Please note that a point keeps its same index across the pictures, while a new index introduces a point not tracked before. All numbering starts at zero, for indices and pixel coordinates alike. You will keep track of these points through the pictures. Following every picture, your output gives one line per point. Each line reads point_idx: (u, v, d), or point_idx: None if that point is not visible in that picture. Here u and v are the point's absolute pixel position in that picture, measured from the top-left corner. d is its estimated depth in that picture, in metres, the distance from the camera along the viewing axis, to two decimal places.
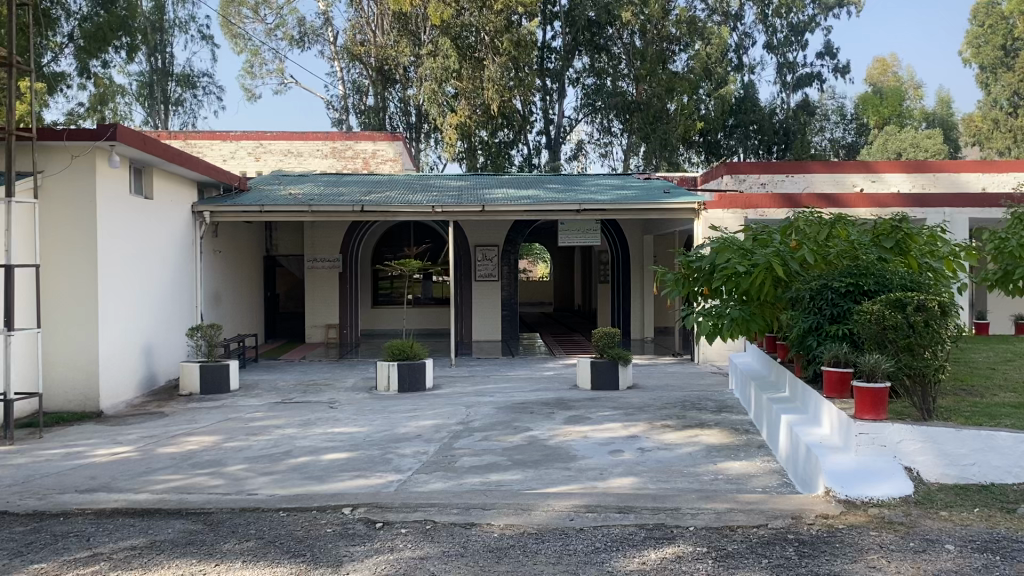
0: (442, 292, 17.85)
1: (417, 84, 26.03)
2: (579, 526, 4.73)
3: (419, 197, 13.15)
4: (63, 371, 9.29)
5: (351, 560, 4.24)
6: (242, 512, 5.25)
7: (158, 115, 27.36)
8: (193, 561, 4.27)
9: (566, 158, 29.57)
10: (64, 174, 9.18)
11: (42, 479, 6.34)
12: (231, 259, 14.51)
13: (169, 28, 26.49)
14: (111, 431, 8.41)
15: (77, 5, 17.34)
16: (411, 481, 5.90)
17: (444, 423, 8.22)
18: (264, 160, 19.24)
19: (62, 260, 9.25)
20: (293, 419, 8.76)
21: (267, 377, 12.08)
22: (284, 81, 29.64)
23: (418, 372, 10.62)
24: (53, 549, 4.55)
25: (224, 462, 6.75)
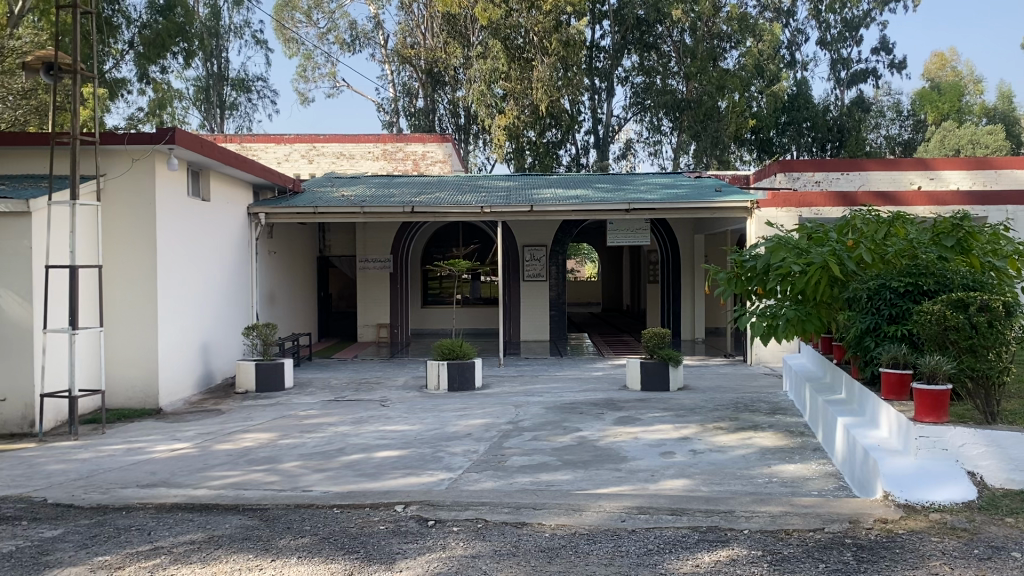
0: (491, 292, 17.90)
1: (467, 86, 26.16)
2: (632, 528, 4.71)
3: (468, 197, 13.19)
4: (125, 369, 9.55)
5: (404, 557, 4.28)
6: (297, 508, 5.33)
7: (214, 119, 27.90)
8: (250, 556, 4.34)
9: (614, 158, 29.42)
10: (125, 177, 9.44)
11: (105, 474, 6.52)
12: (285, 260, 14.75)
13: (225, 34, 27.00)
14: (171, 427, 8.62)
15: (137, 12, 17.79)
16: (462, 480, 5.92)
17: (494, 423, 8.24)
18: (317, 162, 19.58)
19: (123, 260, 9.51)
20: (345, 417, 8.87)
21: (319, 375, 12.24)
22: (336, 84, 30.01)
23: (468, 371, 10.66)
24: (116, 541, 4.67)
25: (279, 459, 6.87)
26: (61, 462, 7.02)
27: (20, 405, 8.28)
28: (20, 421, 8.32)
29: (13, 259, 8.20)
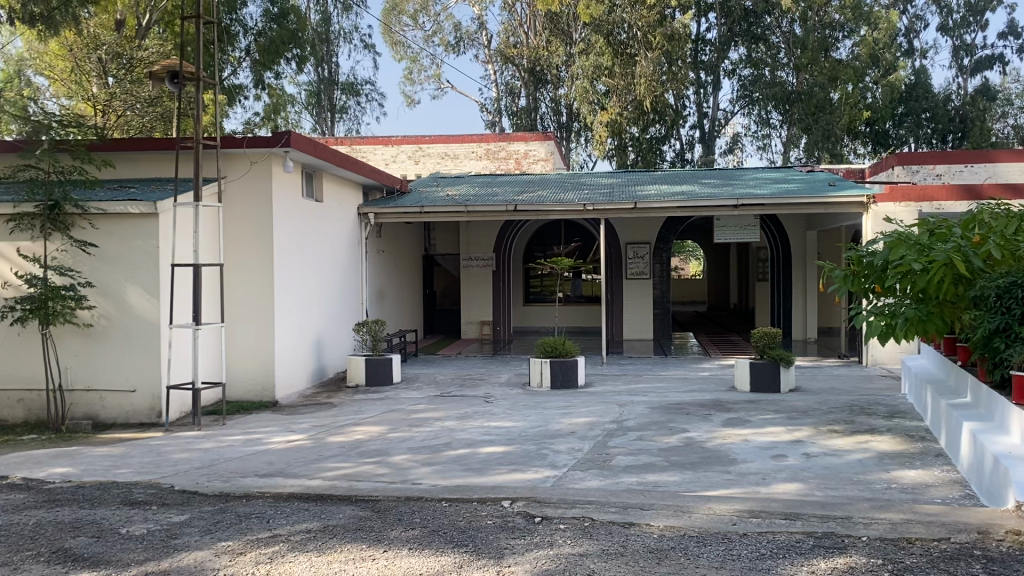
0: (593, 290, 17.80)
1: (569, 83, 26.12)
2: (743, 531, 4.59)
3: (570, 195, 13.17)
4: (244, 363, 9.98)
5: (512, 553, 4.31)
6: (407, 500, 5.45)
7: (325, 122, 28.82)
8: (363, 546, 4.46)
9: (721, 153, 28.81)
10: (244, 179, 9.86)
11: (227, 463, 6.83)
12: (392, 258, 15.08)
13: (335, 39, 27.79)
14: (286, 419, 8.95)
15: (254, 20, 18.52)
16: (568, 478, 5.91)
17: (598, 421, 8.20)
18: (422, 163, 19.93)
19: (243, 259, 9.94)
20: (451, 412, 9.00)
21: (426, 371, 12.47)
22: (441, 85, 30.47)
23: (571, 369, 10.65)
24: (238, 528, 4.88)
25: (388, 452, 7.03)
26: (186, 451, 7.39)
27: (147, 396, 8.77)
28: (148, 411, 8.80)
29: (143, 259, 8.69)
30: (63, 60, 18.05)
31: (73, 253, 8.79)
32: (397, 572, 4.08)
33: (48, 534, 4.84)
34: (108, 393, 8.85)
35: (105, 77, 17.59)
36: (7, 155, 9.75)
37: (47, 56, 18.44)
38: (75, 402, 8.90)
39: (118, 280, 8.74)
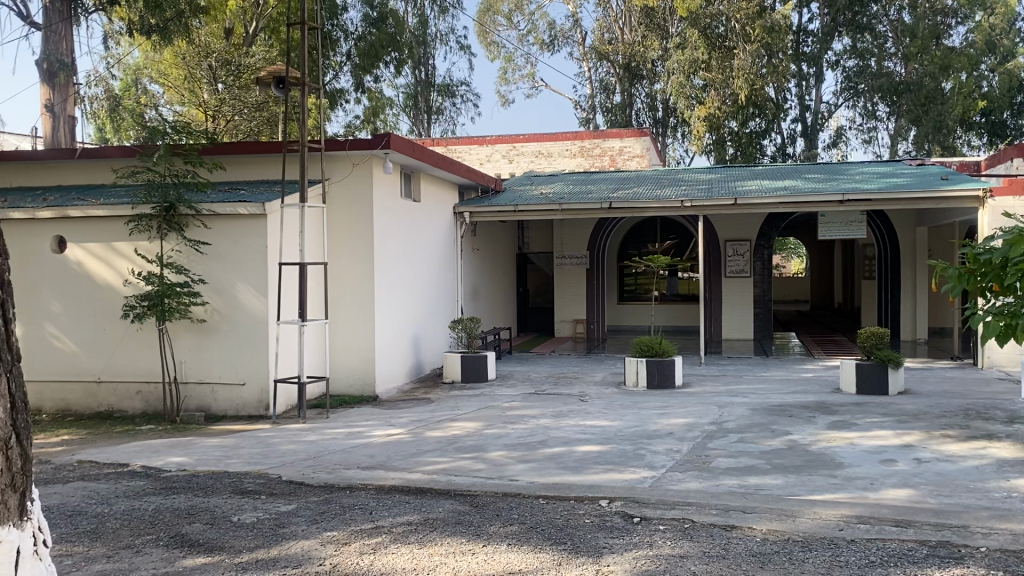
0: (689, 288, 17.53)
1: (665, 78, 25.79)
2: (851, 537, 4.44)
3: (667, 192, 13.02)
4: (346, 358, 10.27)
5: (611, 552, 4.29)
6: (505, 496, 5.49)
7: (421, 124, 29.32)
8: (463, 540, 4.53)
9: (824, 147, 27.89)
10: (346, 180, 10.14)
11: (330, 455, 7.03)
12: (487, 257, 15.22)
13: (432, 41, 28.19)
14: (386, 414, 9.15)
15: (354, 25, 19.01)
16: (666, 478, 5.85)
17: (696, 422, 8.07)
18: (517, 162, 20.02)
19: (345, 257, 10.22)
20: (547, 410, 9.02)
21: (521, 369, 12.53)
22: (535, 84, 30.53)
23: (668, 368, 10.51)
24: (342, 519, 5.03)
25: (485, 448, 7.10)
26: (291, 443, 7.64)
27: (256, 389, 9.11)
28: (257, 404, 9.15)
29: (253, 257, 9.04)
30: (176, 69, 18.95)
31: (187, 252, 9.23)
32: (496, 566, 4.12)
33: (166, 520, 5.09)
34: (219, 386, 9.23)
35: (215, 83, 18.41)
36: (126, 160, 10.30)
37: (163, 64, 19.39)
38: (189, 395, 9.33)
39: (229, 277, 9.12)
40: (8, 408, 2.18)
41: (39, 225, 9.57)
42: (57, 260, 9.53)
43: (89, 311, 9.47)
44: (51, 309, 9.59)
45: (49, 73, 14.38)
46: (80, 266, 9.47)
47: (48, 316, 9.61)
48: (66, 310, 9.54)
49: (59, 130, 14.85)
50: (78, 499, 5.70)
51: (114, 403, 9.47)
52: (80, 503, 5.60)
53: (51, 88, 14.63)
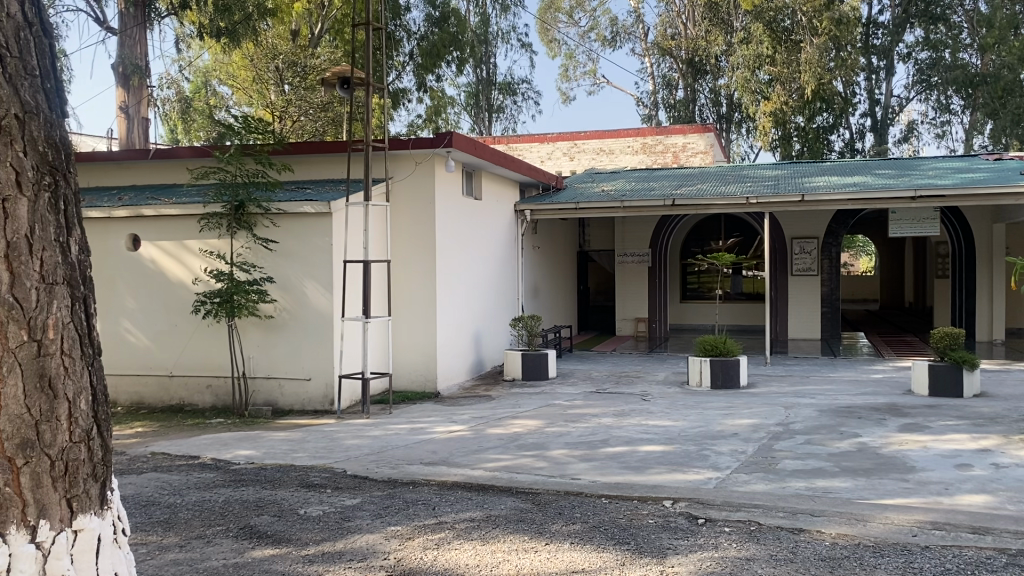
0: (753, 287, 17.23)
1: (730, 73, 25.39)
2: (925, 544, 4.30)
3: (732, 188, 12.83)
4: (408, 354, 10.37)
5: (676, 553, 4.24)
6: (567, 495, 5.47)
7: (483, 122, 29.45)
8: (525, 538, 4.52)
9: (895, 142, 27.11)
10: (408, 179, 10.23)
11: (393, 450, 7.10)
12: (548, 255, 15.20)
13: (493, 40, 28.24)
14: (448, 410, 9.21)
15: (417, 25, 19.19)
16: (731, 480, 5.75)
17: (762, 423, 7.93)
18: (578, 159, 19.95)
19: (409, 255, 10.32)
20: (609, 409, 8.96)
21: (582, 367, 12.48)
22: (597, 81, 30.35)
23: (732, 368, 10.35)
24: (406, 514, 5.07)
25: (547, 446, 7.09)
26: (355, 438, 7.74)
27: (322, 385, 9.27)
28: (322, 399, 9.31)
29: (318, 255, 9.19)
30: (245, 71, 19.37)
31: (255, 250, 9.44)
32: (559, 565, 4.11)
33: (235, 512, 5.22)
34: (286, 381, 9.41)
35: (282, 84, 18.81)
36: (197, 160, 10.57)
37: (231, 66, 19.85)
38: (257, 389, 9.53)
39: (295, 275, 9.30)
40: (90, 399, 2.21)
41: (115, 224, 9.89)
42: (132, 258, 9.84)
43: (162, 307, 9.76)
44: (126, 304, 9.91)
45: (124, 76, 14.85)
46: (153, 263, 9.76)
47: (123, 312, 9.93)
48: (140, 306, 9.84)
49: (133, 131, 15.33)
50: (151, 490, 5.87)
51: (185, 397, 9.73)
52: (154, 493, 5.77)
53: (125, 90, 15.11)
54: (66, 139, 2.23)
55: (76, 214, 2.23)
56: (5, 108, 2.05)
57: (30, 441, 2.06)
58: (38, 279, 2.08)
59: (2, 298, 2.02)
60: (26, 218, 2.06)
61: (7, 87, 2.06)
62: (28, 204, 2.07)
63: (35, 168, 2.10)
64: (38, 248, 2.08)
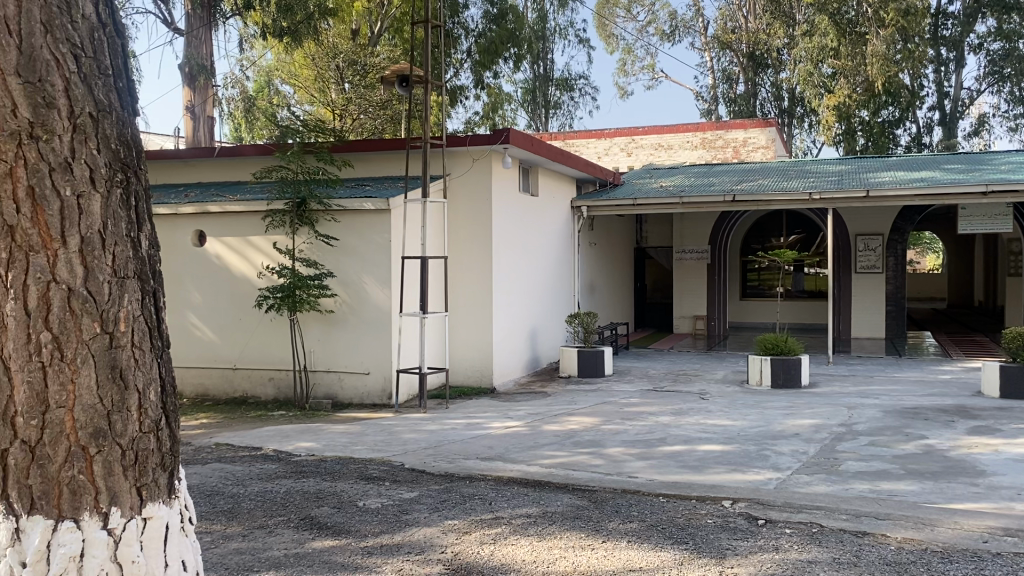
0: (816, 285, 16.88)
1: (792, 67, 24.91)
2: (997, 550, 4.16)
3: (794, 184, 12.58)
4: (465, 350, 10.44)
5: (735, 554, 4.18)
6: (623, 493, 5.44)
7: (539, 118, 29.44)
8: (582, 535, 4.51)
9: (965, 135, 26.30)
10: (465, 175, 10.27)
11: (450, 445, 7.15)
12: (604, 252, 15.11)
13: (551, 36, 28.16)
14: (504, 406, 9.23)
15: (475, 22, 19.25)
16: (792, 481, 5.65)
17: (824, 423, 7.77)
18: (635, 155, 19.73)
19: (465, 251, 10.38)
20: (667, 408, 8.88)
21: (639, 365, 12.40)
22: (655, 76, 30.05)
23: (794, 367, 10.16)
24: (463, 508, 5.10)
25: (603, 443, 7.05)
26: (413, 432, 7.81)
27: (380, 378, 9.38)
28: (380, 393, 9.43)
29: (378, 251, 9.29)
30: (306, 70, 19.70)
31: (316, 246, 9.59)
32: (616, 563, 4.08)
33: (297, 502, 5.31)
34: (345, 375, 9.56)
35: (342, 83, 19.10)
36: (260, 157, 10.78)
37: (294, 66, 20.17)
38: (317, 382, 9.69)
39: (355, 271, 9.42)
40: (158, 390, 2.26)
41: (181, 220, 10.14)
42: (198, 253, 10.08)
43: (227, 301, 9.98)
44: (192, 298, 10.15)
45: (191, 76, 15.25)
46: (219, 259, 9.99)
47: (189, 306, 10.18)
48: (206, 300, 10.08)
49: (199, 130, 15.72)
50: (216, 480, 6.01)
51: (248, 389, 9.95)
52: (218, 483, 5.91)
53: (192, 90, 15.51)
54: (137, 137, 2.28)
55: (147, 211, 2.29)
56: (80, 107, 2.10)
57: (103, 430, 2.12)
58: (110, 273, 2.14)
59: (76, 292, 2.07)
60: (99, 214, 2.12)
61: (82, 87, 2.12)
62: (101, 200, 2.13)
63: (108, 165, 2.16)
64: (110, 243, 2.14)
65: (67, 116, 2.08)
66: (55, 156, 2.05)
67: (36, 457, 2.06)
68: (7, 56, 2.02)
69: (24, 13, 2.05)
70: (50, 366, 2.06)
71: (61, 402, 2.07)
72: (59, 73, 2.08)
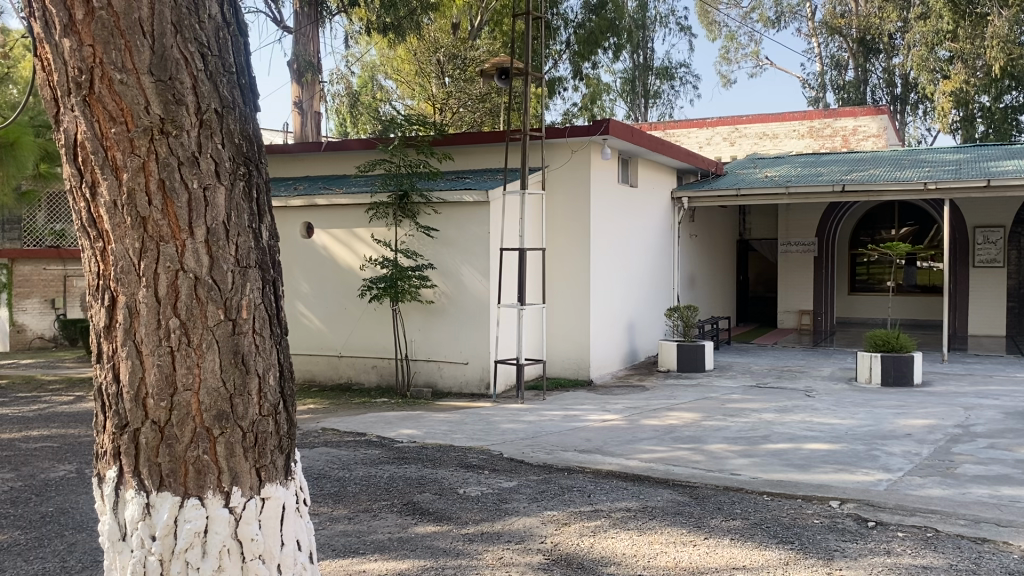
0: (930, 279, 16.11)
1: (905, 52, 23.83)
2: None
3: (908, 173, 12.01)
4: (562, 341, 10.44)
5: (844, 556, 4.05)
6: (725, 490, 5.33)
7: (638, 109, 29.22)
8: (683, 531, 4.46)
9: None
10: (565, 167, 10.25)
11: (548, 436, 7.17)
12: (705, 243, 14.84)
13: (651, 24, 27.72)
14: (601, 399, 9.20)
15: (574, 13, 19.16)
16: (904, 483, 5.43)
17: (939, 424, 7.43)
18: (738, 144, 19.33)
19: (564, 244, 10.37)
20: (770, 404, 8.66)
21: (741, 360, 12.14)
22: (760, 63, 29.28)
23: (905, 365, 9.77)
24: (562, 500, 5.12)
25: (704, 439, 6.94)
26: (512, 422, 7.88)
27: (479, 368, 9.49)
28: (479, 382, 9.52)
29: (477, 242, 9.39)
30: (409, 65, 20.10)
31: (418, 237, 9.77)
32: (719, 560, 4.02)
33: (400, 488, 5.44)
34: (444, 364, 9.70)
35: (443, 77, 19.40)
36: (364, 151, 11.06)
37: (396, 61, 20.60)
38: (418, 370, 9.87)
39: (455, 261, 9.55)
40: (278, 374, 2.34)
41: (291, 213, 10.50)
42: (306, 244, 10.42)
43: (333, 291, 10.29)
44: (301, 288, 10.52)
45: (299, 73, 15.77)
46: (326, 249, 10.30)
47: (298, 295, 10.54)
48: (314, 290, 10.42)
49: (307, 125, 16.27)
50: (322, 463, 6.22)
51: (353, 376, 10.23)
52: (325, 467, 6.12)
53: (300, 86, 15.98)
54: (260, 132, 2.37)
55: (267, 201, 2.37)
56: (207, 104, 2.20)
57: (226, 413, 2.21)
58: (233, 263, 2.23)
59: (203, 280, 2.17)
60: (223, 206, 2.21)
61: (209, 84, 2.21)
62: (225, 192, 2.22)
63: (231, 159, 2.24)
64: (233, 234, 2.23)
65: (194, 112, 2.18)
66: (183, 151, 2.16)
67: (165, 436, 2.19)
68: (141, 55, 2.12)
69: (157, 15, 2.15)
70: (178, 350, 2.17)
71: (188, 385, 2.18)
72: (187, 70, 2.17)
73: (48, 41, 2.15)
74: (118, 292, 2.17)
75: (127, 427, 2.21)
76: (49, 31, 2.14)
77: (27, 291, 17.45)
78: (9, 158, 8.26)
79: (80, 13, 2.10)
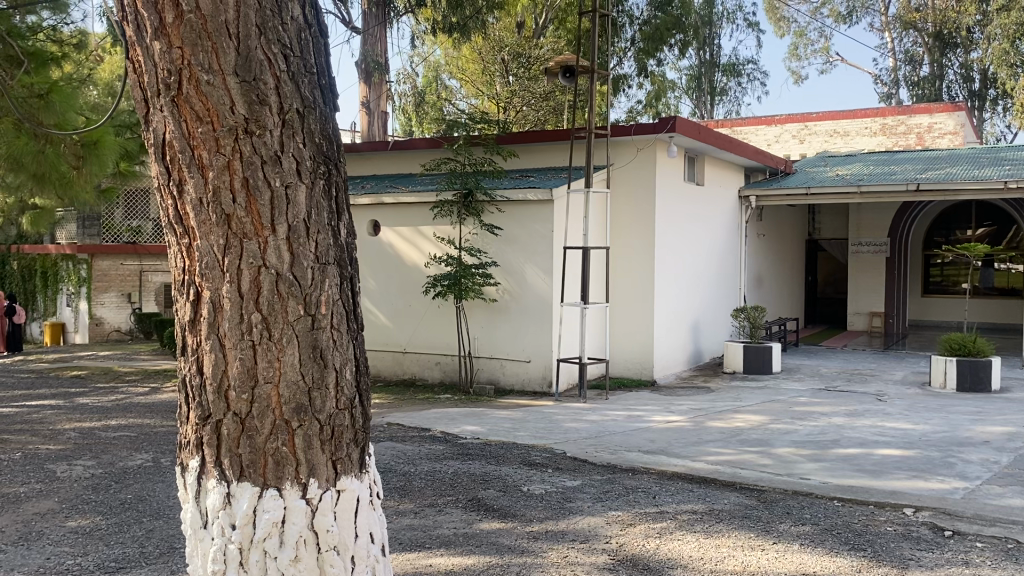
0: (1007, 282, 15.56)
1: (985, 45, 23.04)
2: None
3: (987, 172, 11.60)
4: (625, 340, 10.38)
5: (919, 565, 3.94)
6: (794, 495, 5.24)
7: (704, 106, 28.85)
8: (751, 535, 4.40)
9: None
10: (630, 165, 10.18)
11: (611, 436, 7.13)
12: (773, 242, 14.56)
13: (718, 20, 27.29)
14: (665, 400, 9.12)
15: (639, 10, 18.97)
16: (982, 492, 5.25)
17: (1019, 432, 7.15)
18: (808, 142, 18.87)
19: (628, 242, 10.32)
20: (840, 408, 8.47)
21: (809, 362, 11.88)
22: (830, 59, 28.56)
23: (982, 371, 9.44)
24: (626, 500, 5.09)
25: (771, 443, 6.82)
26: (575, 421, 7.86)
27: (541, 366, 9.49)
28: (541, 380, 9.52)
29: (539, 240, 9.41)
30: (474, 64, 20.21)
31: (481, 235, 9.81)
32: (788, 566, 3.95)
33: (464, 484, 5.47)
34: (507, 361, 9.73)
35: (507, 75, 19.43)
36: (431, 150, 11.15)
37: (461, 60, 20.70)
38: (481, 368, 9.92)
39: (518, 258, 9.57)
40: (354, 368, 2.38)
41: (359, 211, 10.69)
42: (373, 242, 10.58)
43: (399, 288, 10.42)
44: (368, 285, 10.69)
45: (367, 73, 16.00)
46: (392, 247, 10.44)
47: (366, 292, 10.72)
48: (380, 286, 10.58)
49: (374, 124, 16.50)
50: (389, 457, 6.31)
51: (417, 372, 10.34)
52: (391, 460, 6.21)
53: (367, 86, 16.20)
54: (339, 133, 2.40)
55: (346, 199, 2.41)
56: (289, 104, 2.25)
57: (304, 406, 2.26)
58: (313, 259, 2.27)
59: (284, 277, 2.22)
60: (304, 204, 2.26)
61: (290, 85, 2.26)
62: (306, 192, 2.26)
63: (312, 158, 2.29)
64: (313, 231, 2.27)
65: (277, 112, 2.22)
66: (266, 150, 2.21)
67: (246, 429, 2.25)
68: (227, 57, 2.18)
69: (242, 17, 2.20)
70: (260, 344, 2.22)
71: (268, 378, 2.23)
72: (271, 72, 2.22)
73: (139, 44, 2.23)
74: (203, 287, 2.23)
75: (209, 418, 2.27)
76: (141, 34, 2.22)
77: (106, 285, 18.17)
78: (92, 157, 8.50)
79: (170, 17, 2.17)
